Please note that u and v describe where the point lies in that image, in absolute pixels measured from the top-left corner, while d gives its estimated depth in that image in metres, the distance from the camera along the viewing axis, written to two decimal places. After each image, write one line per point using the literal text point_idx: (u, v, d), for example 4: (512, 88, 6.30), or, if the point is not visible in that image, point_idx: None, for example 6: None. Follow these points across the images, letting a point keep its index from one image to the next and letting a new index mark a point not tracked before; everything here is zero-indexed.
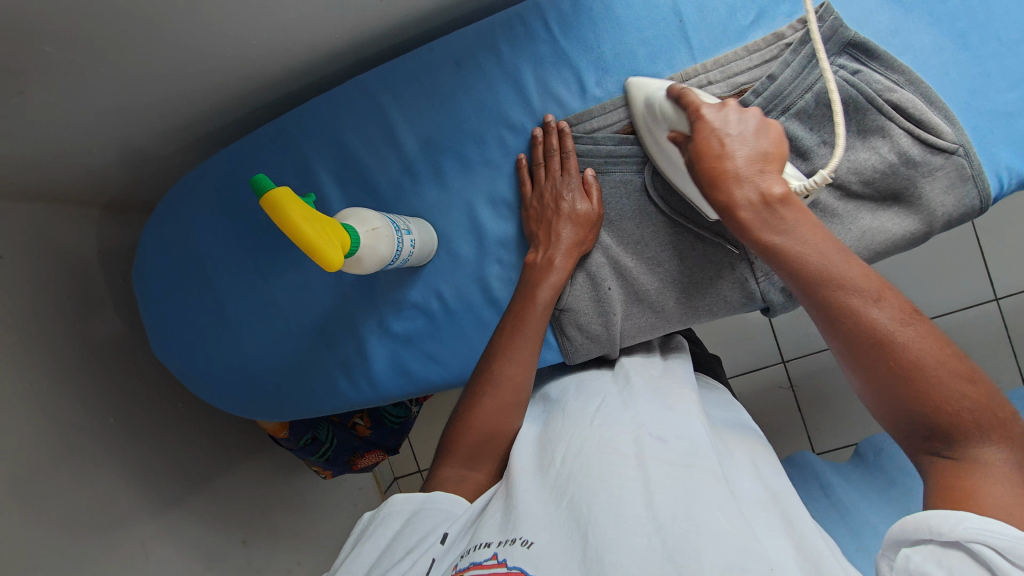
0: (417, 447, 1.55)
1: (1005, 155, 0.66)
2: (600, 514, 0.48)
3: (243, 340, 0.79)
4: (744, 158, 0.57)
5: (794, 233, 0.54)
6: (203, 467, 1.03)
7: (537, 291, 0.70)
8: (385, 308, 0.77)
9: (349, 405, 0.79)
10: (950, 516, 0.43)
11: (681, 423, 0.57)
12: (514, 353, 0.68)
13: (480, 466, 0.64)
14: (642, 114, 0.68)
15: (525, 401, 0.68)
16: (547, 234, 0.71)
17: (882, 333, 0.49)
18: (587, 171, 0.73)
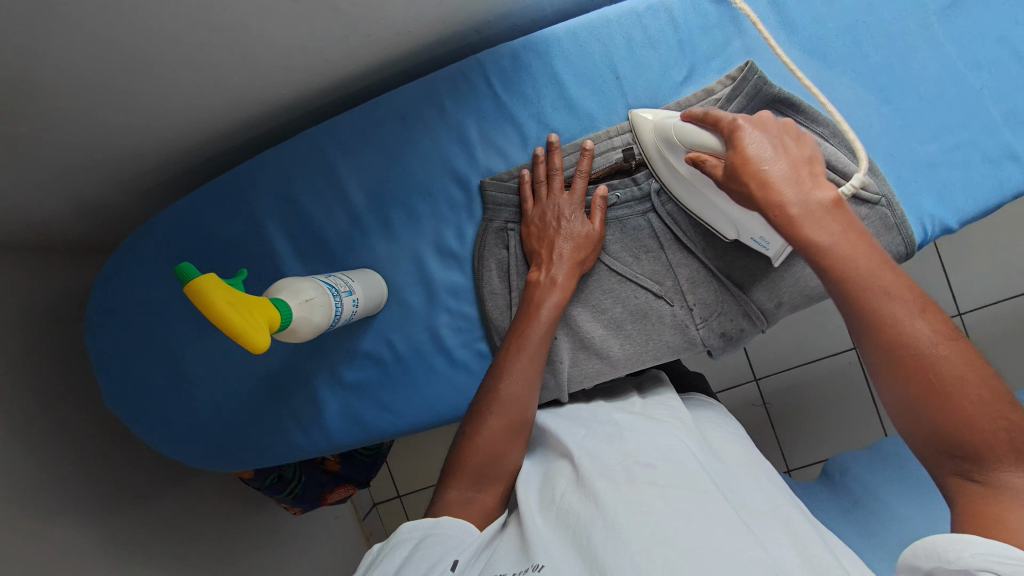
0: (397, 471, 1.58)
1: (928, 204, 0.69)
2: (602, 538, 0.46)
3: (197, 392, 0.80)
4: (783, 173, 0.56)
5: (840, 239, 0.53)
6: (166, 513, 1.02)
7: (539, 310, 0.68)
8: (337, 358, 0.78)
9: (305, 454, 0.80)
10: (957, 541, 0.41)
11: (670, 448, 0.56)
12: (517, 368, 0.66)
13: (487, 488, 0.60)
14: (652, 143, 0.69)
15: (529, 420, 0.65)
16: (549, 251, 0.70)
17: (912, 337, 0.49)
18: (600, 187, 0.72)
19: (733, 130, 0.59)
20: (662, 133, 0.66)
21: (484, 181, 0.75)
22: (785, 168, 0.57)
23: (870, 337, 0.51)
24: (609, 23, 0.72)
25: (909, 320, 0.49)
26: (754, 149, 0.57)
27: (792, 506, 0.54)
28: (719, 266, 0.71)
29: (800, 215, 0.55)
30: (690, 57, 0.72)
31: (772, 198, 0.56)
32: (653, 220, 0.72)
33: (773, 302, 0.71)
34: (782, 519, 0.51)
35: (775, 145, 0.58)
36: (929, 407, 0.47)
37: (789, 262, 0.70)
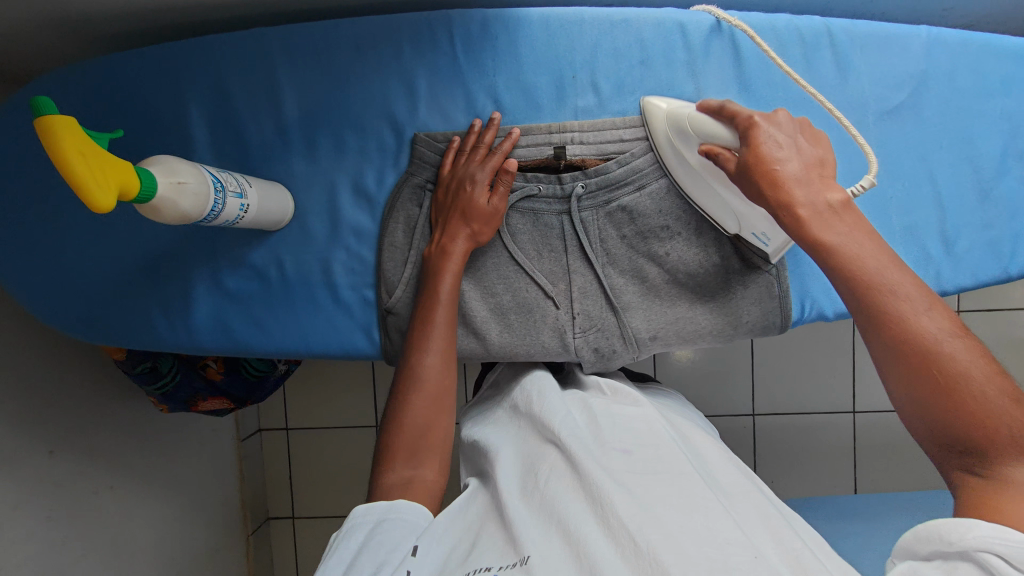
0: (291, 402, 1.58)
1: (813, 287, 0.74)
2: (591, 530, 0.48)
3: (70, 255, 0.77)
4: (793, 171, 0.57)
5: (846, 236, 0.55)
6: (24, 374, 0.96)
7: (439, 280, 0.70)
8: (222, 262, 0.76)
9: (163, 345, 0.79)
10: (962, 523, 0.44)
11: (647, 433, 0.59)
12: (432, 342, 0.68)
13: (423, 463, 0.63)
14: (662, 133, 0.69)
15: (452, 388, 0.68)
16: (445, 224, 0.71)
17: (921, 335, 0.50)
18: (512, 164, 0.70)
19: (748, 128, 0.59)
20: (675, 122, 0.67)
21: (417, 136, 0.75)
22: (800, 170, 0.57)
23: (876, 334, 0.53)
24: (583, 22, 0.73)
25: (916, 320, 0.51)
26: (765, 146, 0.58)
27: (762, 494, 0.55)
28: (613, 284, 0.74)
29: (808, 216, 0.56)
30: (646, 81, 0.74)
31: (781, 197, 0.57)
32: (566, 222, 0.73)
33: (648, 332, 0.74)
34: (753, 506, 0.53)
35: (790, 144, 0.58)
36: (937, 406, 0.49)
37: (673, 300, 0.73)
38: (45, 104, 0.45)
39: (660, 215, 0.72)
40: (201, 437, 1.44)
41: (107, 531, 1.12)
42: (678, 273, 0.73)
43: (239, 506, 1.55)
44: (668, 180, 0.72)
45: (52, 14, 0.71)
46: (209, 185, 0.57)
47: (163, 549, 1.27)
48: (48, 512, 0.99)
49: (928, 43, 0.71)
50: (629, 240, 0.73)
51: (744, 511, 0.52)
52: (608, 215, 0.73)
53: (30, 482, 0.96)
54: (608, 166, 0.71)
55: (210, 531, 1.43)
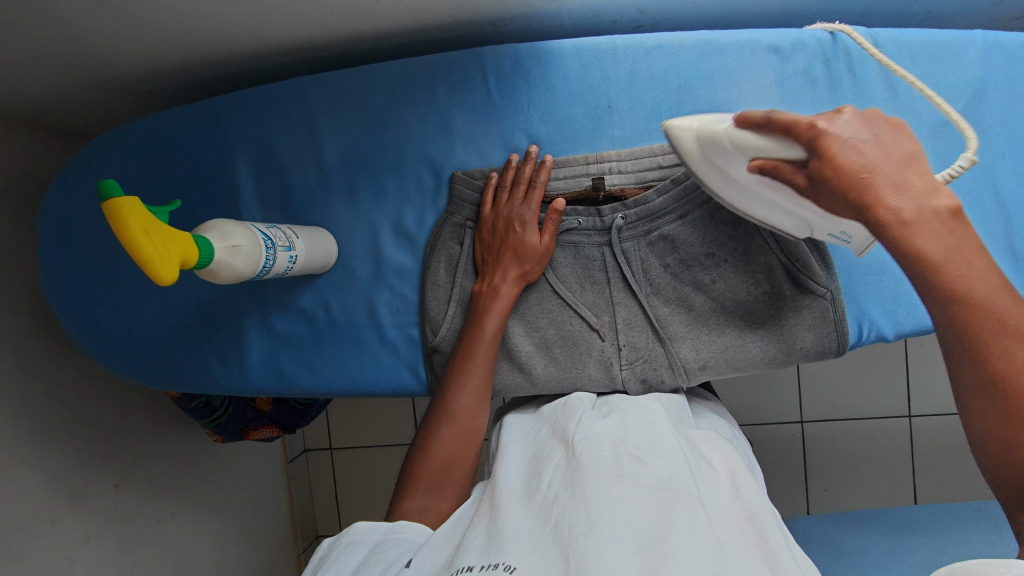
0: (336, 425, 1.62)
1: (870, 309, 0.71)
2: (579, 534, 0.46)
3: (130, 304, 0.80)
4: (877, 156, 0.49)
5: (949, 250, 0.47)
6: (90, 412, 1.01)
7: (484, 319, 0.70)
8: (272, 307, 0.79)
9: (220, 388, 0.82)
10: (975, 561, 0.42)
11: (661, 446, 0.56)
12: (468, 378, 0.68)
13: (441, 496, 0.62)
14: (697, 156, 0.62)
15: (480, 428, 0.68)
16: (494, 263, 0.72)
17: (1022, 373, 0.45)
18: (558, 201, 0.70)
19: (839, 108, 0.51)
20: (711, 146, 0.60)
21: (454, 174, 0.75)
22: (892, 168, 0.48)
23: (964, 361, 0.47)
24: (616, 51, 0.72)
25: (1021, 355, 0.45)
26: (848, 153, 0.49)
27: (768, 514, 0.52)
28: (658, 315, 0.72)
29: (913, 221, 0.47)
30: (684, 106, 0.72)
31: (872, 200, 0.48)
32: (608, 254, 0.73)
33: (697, 362, 0.72)
34: (753, 530, 0.50)
35: (880, 138, 0.49)
36: (999, 417, 0.45)
37: (722, 329, 0.72)
38: (108, 181, 0.48)
39: (704, 242, 0.70)
40: (252, 461, 1.48)
41: (170, 558, 1.15)
42: (726, 301, 0.71)
43: (289, 525, 1.59)
44: (711, 207, 0.70)
45: (108, 77, 0.75)
46: (261, 243, 0.59)
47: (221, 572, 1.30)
48: (117, 542, 1.03)
49: (985, 49, 0.69)
50: (673, 269, 0.72)
51: (746, 542, 0.49)
52: (650, 245, 0.72)
53: (98, 516, 1.00)
54: (648, 197, 0.70)
55: (263, 552, 1.47)
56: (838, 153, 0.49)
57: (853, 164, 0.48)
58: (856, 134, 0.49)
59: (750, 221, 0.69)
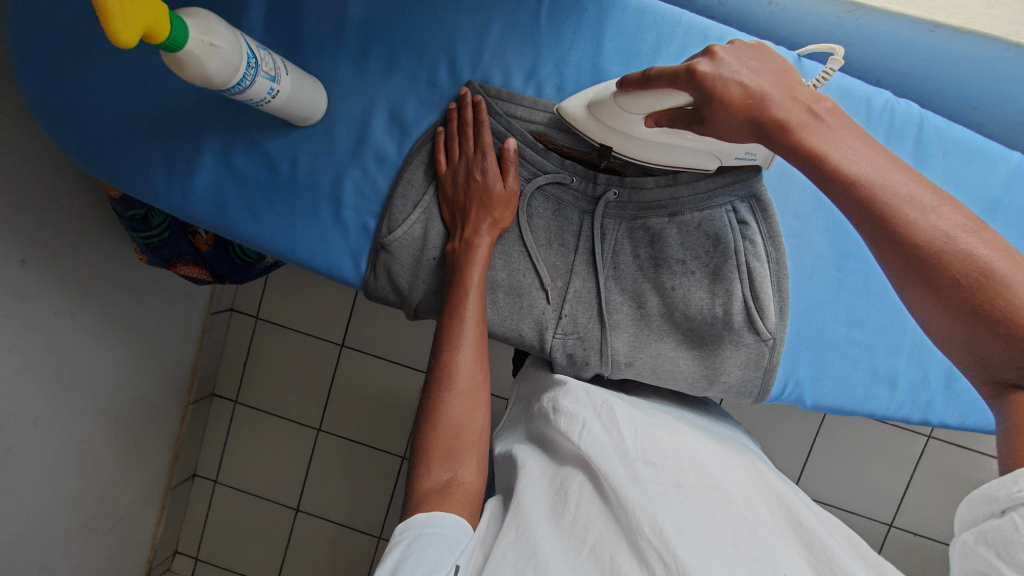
0: (268, 294, 1.59)
1: (801, 373, 0.72)
2: (623, 557, 0.46)
3: (90, 78, 0.74)
4: (761, 79, 0.51)
5: (842, 143, 0.50)
6: (18, 177, 0.94)
7: (466, 275, 0.67)
8: (239, 140, 0.74)
9: (155, 202, 0.77)
10: (1013, 478, 0.40)
11: (672, 441, 0.58)
12: (463, 339, 0.65)
13: (461, 463, 0.60)
14: (593, 119, 0.63)
15: (485, 384, 0.66)
16: (467, 215, 0.68)
17: (933, 235, 0.46)
18: (509, 141, 0.68)
19: (704, 54, 0.52)
20: (600, 109, 0.62)
21: (471, 82, 0.71)
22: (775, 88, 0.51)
23: (886, 243, 0.47)
24: (678, 26, 0.69)
25: (923, 219, 0.46)
26: (732, 88, 0.51)
27: (795, 497, 0.53)
28: (609, 299, 0.71)
29: (799, 125, 0.51)
30: None
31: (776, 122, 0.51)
32: (586, 224, 0.71)
33: (627, 357, 0.72)
34: (785, 511, 0.51)
35: (751, 66, 0.52)
36: (946, 294, 0.45)
37: (661, 336, 0.71)
38: None
39: (681, 248, 0.69)
40: (173, 295, 1.43)
41: (55, 353, 1.11)
42: (677, 312, 0.70)
43: (188, 371, 1.56)
44: (702, 217, 0.69)
45: None
46: (244, 57, 0.54)
47: (104, 387, 1.27)
48: (4, 317, 0.98)
49: (1014, 172, 0.69)
50: (642, 263, 0.71)
51: (778, 521, 0.51)
52: (630, 231, 0.71)
53: None
54: (645, 183, 0.69)
55: (153, 386, 1.45)
56: (726, 93, 0.51)
57: (740, 99, 0.51)
58: (742, 63, 0.52)
59: (730, 243, 0.68)
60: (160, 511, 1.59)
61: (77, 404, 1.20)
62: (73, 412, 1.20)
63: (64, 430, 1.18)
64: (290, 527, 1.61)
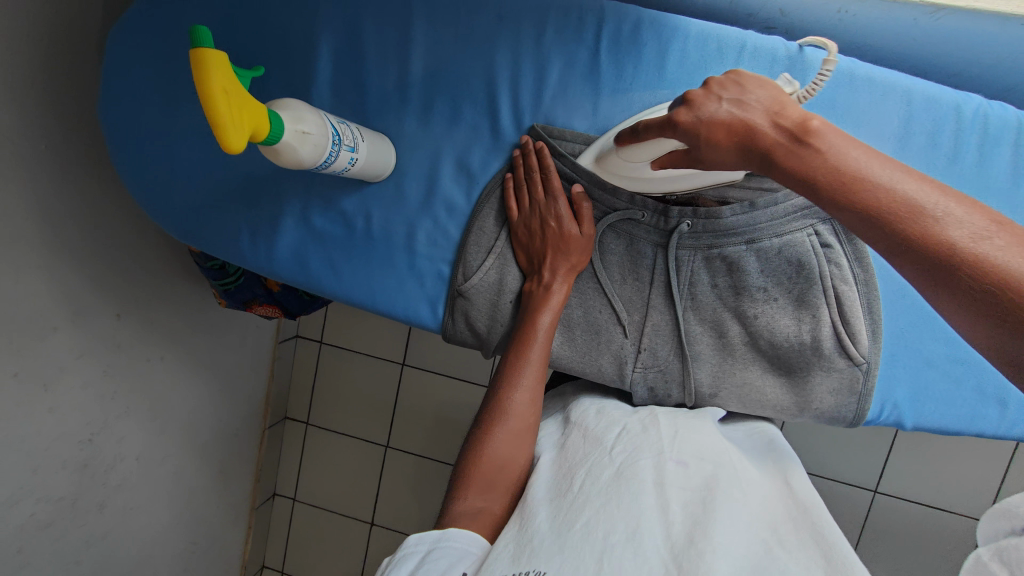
0: (332, 322, 1.65)
1: (899, 394, 0.69)
2: (619, 542, 0.47)
3: (177, 152, 0.79)
4: (748, 113, 0.51)
5: (840, 156, 0.47)
6: (112, 241, 1.01)
7: (538, 316, 0.68)
8: (314, 201, 0.78)
9: (243, 263, 0.82)
10: None
11: (709, 452, 0.58)
12: (523, 379, 0.67)
13: (495, 498, 0.62)
14: (601, 170, 0.69)
15: (535, 423, 0.67)
16: (542, 262, 0.70)
17: (954, 245, 0.41)
18: (577, 187, 0.70)
19: (685, 97, 0.55)
20: (607, 161, 0.68)
21: (535, 126, 0.72)
22: (757, 117, 0.51)
23: (904, 258, 0.43)
24: (743, 50, 0.68)
25: (941, 228, 0.42)
26: (715, 128, 0.52)
27: (822, 508, 0.52)
28: (689, 331, 0.71)
29: (788, 154, 0.49)
30: None
31: (767, 153, 0.50)
32: (660, 256, 0.70)
33: (711, 388, 0.71)
34: (808, 524, 0.50)
35: (737, 100, 0.52)
36: (976, 306, 0.39)
37: (746, 364, 0.70)
38: (200, 30, 0.45)
39: (762, 275, 0.68)
40: (247, 330, 1.51)
41: (149, 396, 1.19)
42: (761, 339, 0.69)
43: (262, 399, 1.64)
44: (782, 242, 0.66)
45: None
46: (328, 136, 0.56)
47: (193, 421, 1.36)
48: (105, 367, 1.06)
49: None
50: (721, 291, 0.70)
51: (800, 538, 0.49)
52: (707, 259, 0.69)
53: (94, 338, 1.02)
54: (721, 212, 0.67)
55: (234, 415, 1.53)
56: (705, 132, 0.52)
57: (724, 134, 0.52)
58: (727, 104, 0.52)
59: (815, 268, 0.66)
60: (247, 531, 1.69)
61: (171, 441, 1.29)
62: (169, 447, 1.29)
63: (162, 465, 1.27)
64: (367, 542, 1.67)
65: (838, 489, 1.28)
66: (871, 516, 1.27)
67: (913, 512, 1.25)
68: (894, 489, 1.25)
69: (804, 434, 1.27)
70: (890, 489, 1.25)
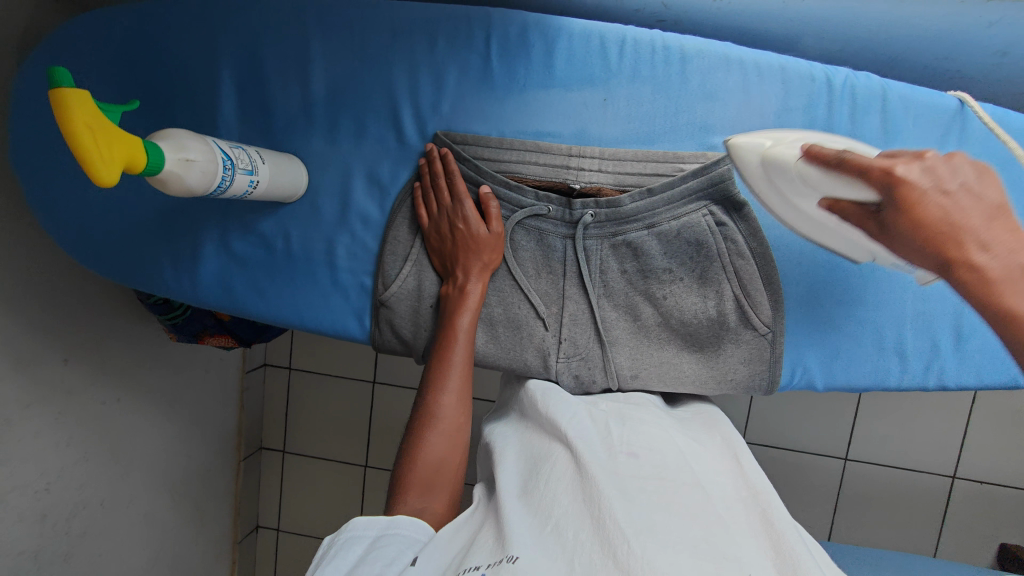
0: (296, 346, 1.65)
1: (808, 357, 0.73)
2: (586, 536, 0.49)
3: (93, 192, 0.80)
4: (978, 215, 0.41)
5: None
6: (50, 286, 1.00)
7: (456, 319, 0.70)
8: (232, 226, 0.79)
9: (169, 294, 0.82)
10: None
11: (657, 439, 0.60)
12: (447, 381, 0.68)
13: (434, 497, 0.64)
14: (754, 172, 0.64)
15: (467, 420, 0.69)
16: (456, 266, 0.72)
17: None
18: (484, 188, 0.72)
19: (921, 155, 0.45)
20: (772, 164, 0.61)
21: (438, 133, 0.74)
22: (991, 232, 0.41)
23: None
24: (623, 44, 0.70)
25: None
26: (929, 206, 0.43)
27: (771, 492, 0.56)
28: (604, 317, 0.73)
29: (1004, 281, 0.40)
30: (696, 113, 0.70)
31: (960, 253, 0.42)
32: (569, 247, 0.72)
33: (631, 370, 0.74)
34: (759, 513, 0.55)
35: (974, 188, 0.42)
36: None
37: (662, 344, 0.73)
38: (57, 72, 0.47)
39: (665, 257, 0.70)
40: (209, 362, 1.50)
41: (108, 441, 1.18)
42: (672, 319, 0.72)
43: (234, 432, 1.63)
44: (680, 223, 0.69)
45: None
46: (218, 161, 0.58)
47: (160, 460, 1.35)
48: (58, 415, 1.05)
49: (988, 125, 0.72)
50: (630, 276, 0.72)
51: (751, 527, 0.54)
52: (613, 247, 0.71)
53: (43, 386, 1.01)
54: (622, 200, 0.69)
55: (205, 450, 1.52)
56: (918, 204, 0.43)
57: (942, 222, 0.42)
58: (963, 184, 0.42)
59: (714, 246, 0.69)
60: (232, 565, 1.67)
61: (137, 482, 1.28)
62: (136, 488, 1.27)
63: (130, 507, 1.26)
64: None
65: (810, 459, 1.30)
66: (843, 481, 1.30)
67: (879, 472, 1.29)
68: (861, 452, 1.28)
69: (769, 409, 1.30)
70: (857, 452, 1.29)
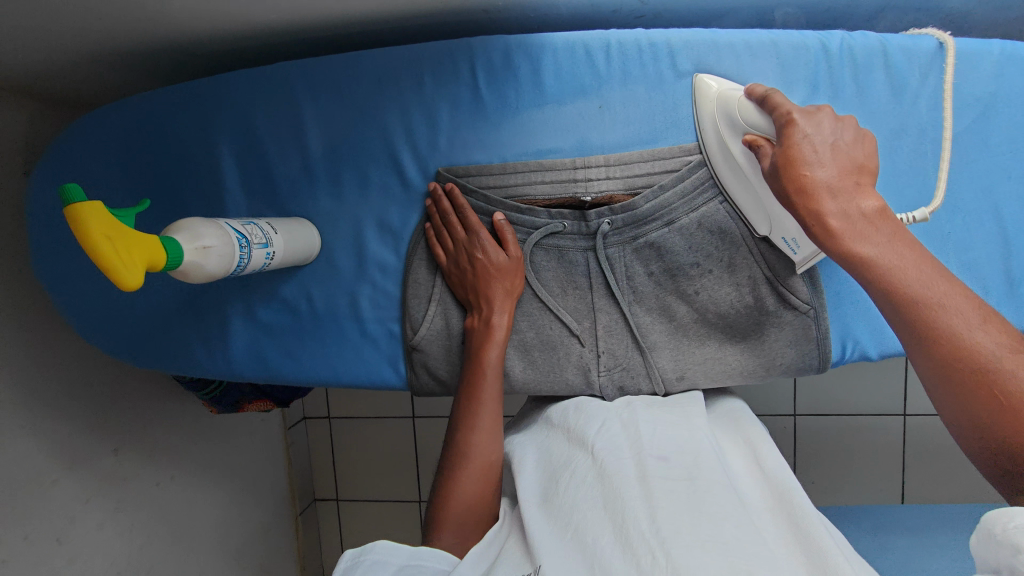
0: (333, 395, 1.66)
1: (856, 328, 0.71)
2: (608, 543, 0.50)
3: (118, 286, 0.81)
4: (827, 173, 0.54)
5: (885, 249, 0.51)
6: (91, 382, 1.02)
7: (485, 352, 0.69)
8: (255, 296, 0.80)
9: (204, 372, 0.83)
10: None
11: (683, 437, 0.60)
12: (478, 418, 0.67)
13: (468, 536, 0.62)
14: (711, 124, 0.66)
15: (497, 462, 0.66)
16: (478, 299, 0.71)
17: (977, 350, 0.48)
18: (496, 216, 0.72)
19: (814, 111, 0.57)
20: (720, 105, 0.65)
21: (440, 171, 0.74)
22: (830, 172, 0.54)
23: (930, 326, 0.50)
24: (609, 48, 0.69)
25: (970, 334, 0.48)
26: (803, 147, 0.55)
27: (801, 491, 0.56)
28: (638, 323, 0.72)
29: (840, 226, 0.53)
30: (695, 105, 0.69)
31: (812, 204, 0.54)
32: (592, 260, 0.71)
33: (675, 372, 0.72)
34: (784, 511, 0.55)
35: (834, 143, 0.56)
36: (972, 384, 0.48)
37: (702, 340, 0.71)
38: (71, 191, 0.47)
39: (691, 252, 0.69)
40: (252, 425, 1.52)
41: (169, 521, 1.19)
42: (707, 313, 0.70)
43: (286, 489, 1.63)
44: (699, 215, 0.68)
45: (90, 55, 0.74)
46: (234, 242, 0.59)
47: (221, 530, 1.36)
48: (117, 505, 1.07)
49: (999, 62, 0.69)
50: (658, 278, 0.71)
51: (779, 530, 0.54)
52: (636, 251, 0.70)
53: (98, 479, 1.03)
54: (636, 202, 0.68)
55: (262, 513, 1.53)
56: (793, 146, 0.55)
57: (806, 151, 0.55)
58: (832, 140, 0.56)
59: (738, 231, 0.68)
60: None
61: (203, 556, 1.29)
62: (203, 563, 1.28)
63: None
64: None
65: (871, 423, 1.26)
66: (909, 440, 1.25)
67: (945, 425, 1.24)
68: (922, 408, 1.24)
69: (819, 379, 1.26)
70: (918, 408, 1.24)
